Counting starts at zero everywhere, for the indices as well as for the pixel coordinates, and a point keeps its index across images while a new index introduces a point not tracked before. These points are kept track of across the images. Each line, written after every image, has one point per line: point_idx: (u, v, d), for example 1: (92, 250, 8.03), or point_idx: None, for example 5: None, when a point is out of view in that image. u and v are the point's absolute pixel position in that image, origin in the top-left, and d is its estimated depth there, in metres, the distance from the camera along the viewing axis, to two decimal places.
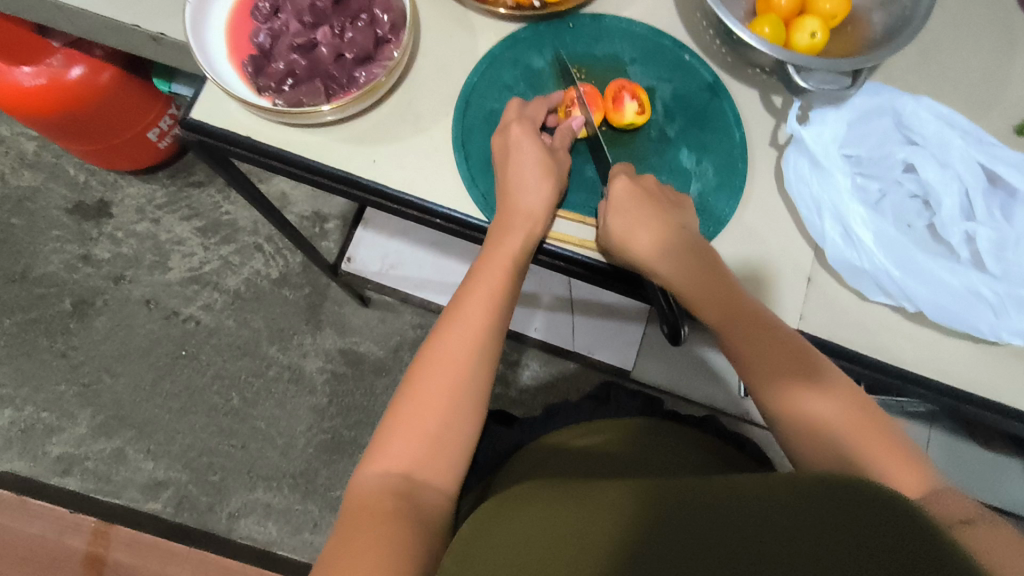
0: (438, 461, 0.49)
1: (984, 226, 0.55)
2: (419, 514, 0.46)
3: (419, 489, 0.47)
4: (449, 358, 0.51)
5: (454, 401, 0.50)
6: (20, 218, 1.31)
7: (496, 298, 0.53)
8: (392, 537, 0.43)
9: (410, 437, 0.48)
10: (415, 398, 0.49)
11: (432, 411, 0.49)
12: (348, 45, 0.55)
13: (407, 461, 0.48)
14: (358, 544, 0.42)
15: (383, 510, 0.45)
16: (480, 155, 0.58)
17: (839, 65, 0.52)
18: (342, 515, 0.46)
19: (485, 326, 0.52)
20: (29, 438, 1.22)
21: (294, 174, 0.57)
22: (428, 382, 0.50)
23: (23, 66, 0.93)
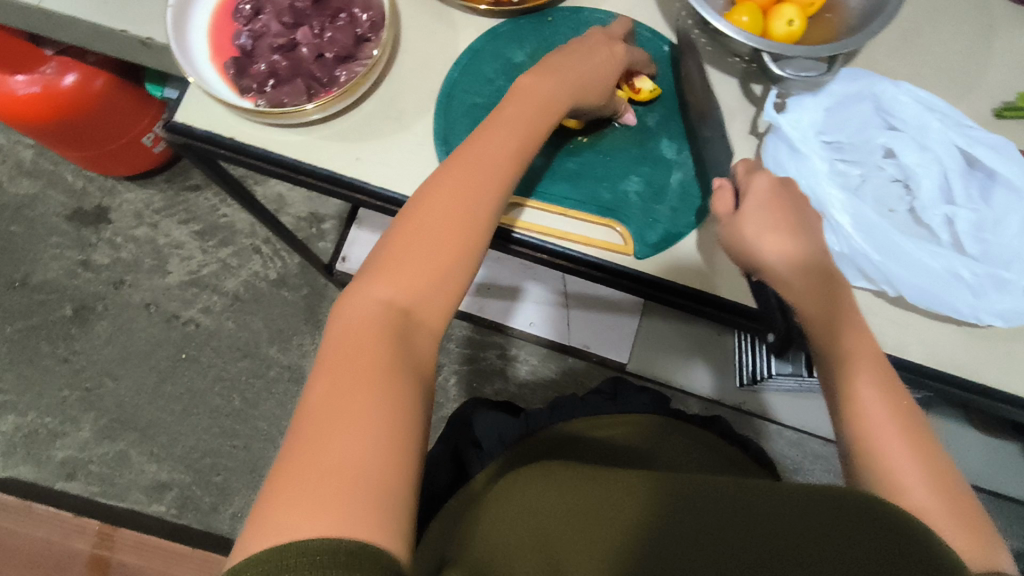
0: (435, 301, 0.44)
1: (964, 209, 0.55)
2: (412, 352, 0.41)
3: (414, 324, 0.42)
4: (462, 201, 0.46)
5: (456, 240, 0.45)
6: (19, 226, 1.32)
7: (514, 155, 0.49)
8: (388, 375, 0.38)
9: (410, 268, 0.43)
10: (420, 232, 0.44)
11: (438, 249, 0.44)
12: (329, 44, 0.56)
13: (406, 294, 0.43)
14: (346, 377, 0.37)
15: (376, 340, 0.40)
16: (462, 149, 0.58)
17: (817, 52, 0.53)
18: (326, 341, 0.40)
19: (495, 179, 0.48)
20: (33, 443, 1.24)
21: (280, 174, 0.58)
22: (432, 216, 0.45)
23: (17, 74, 0.94)
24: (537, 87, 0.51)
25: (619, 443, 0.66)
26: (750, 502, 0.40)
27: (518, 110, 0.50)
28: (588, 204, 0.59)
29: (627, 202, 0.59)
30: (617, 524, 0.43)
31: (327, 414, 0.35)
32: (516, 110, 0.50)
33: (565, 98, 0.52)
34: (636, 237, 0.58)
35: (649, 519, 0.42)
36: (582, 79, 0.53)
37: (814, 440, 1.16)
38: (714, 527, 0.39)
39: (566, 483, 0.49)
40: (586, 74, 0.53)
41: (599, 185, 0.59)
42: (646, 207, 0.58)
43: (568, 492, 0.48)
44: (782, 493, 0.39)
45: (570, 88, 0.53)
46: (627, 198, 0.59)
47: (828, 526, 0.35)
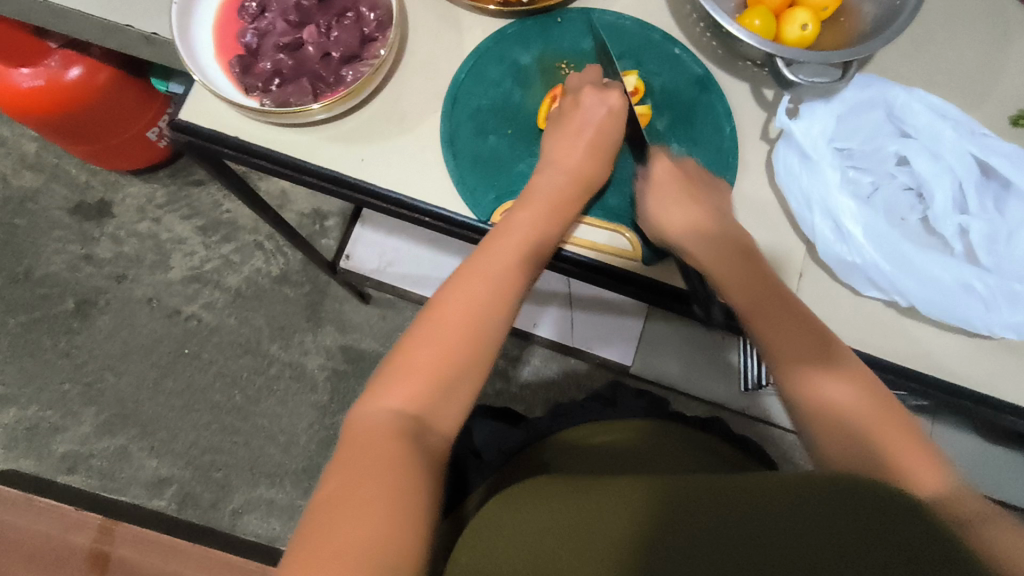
0: (447, 410, 0.47)
1: (977, 219, 0.55)
2: (424, 453, 0.43)
3: (429, 432, 0.45)
4: (472, 301, 0.49)
5: (466, 347, 0.48)
6: (23, 219, 1.31)
7: (528, 254, 0.52)
8: (401, 471, 0.41)
9: (423, 376, 0.46)
10: (433, 334, 0.47)
11: (448, 352, 0.47)
12: (334, 43, 0.55)
13: (417, 400, 0.45)
14: (361, 476, 0.40)
15: (389, 444, 0.42)
16: (468, 153, 0.58)
17: (829, 58, 0.52)
18: (340, 446, 0.43)
19: (507, 283, 0.50)
20: (35, 436, 1.24)
21: (285, 174, 0.57)
22: (443, 323, 0.48)
23: (22, 67, 0.93)
24: (542, 190, 0.54)
25: (618, 448, 0.64)
26: (757, 504, 0.39)
27: (532, 208, 0.53)
28: (594, 209, 0.58)
29: (635, 208, 0.58)
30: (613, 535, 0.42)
31: (338, 510, 0.39)
32: (530, 211, 0.53)
33: (568, 190, 0.55)
34: (643, 242, 0.57)
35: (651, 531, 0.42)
36: (582, 176, 0.55)
37: None
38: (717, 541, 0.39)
39: (560, 500, 0.47)
40: (580, 168, 0.55)
41: (605, 191, 0.59)
42: None
43: (562, 510, 0.46)
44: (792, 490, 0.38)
45: (571, 188, 0.55)
46: (635, 204, 0.58)
47: (848, 521, 0.35)
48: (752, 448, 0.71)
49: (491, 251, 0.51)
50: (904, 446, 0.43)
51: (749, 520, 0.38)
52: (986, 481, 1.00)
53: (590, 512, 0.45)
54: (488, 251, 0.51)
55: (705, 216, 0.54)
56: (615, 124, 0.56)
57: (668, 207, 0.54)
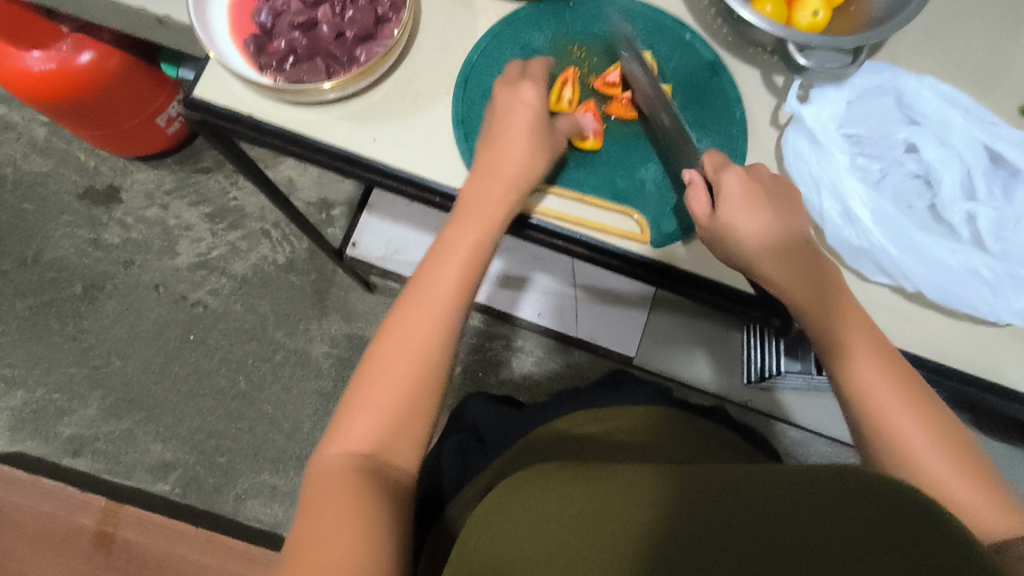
0: (405, 434, 0.47)
1: (985, 206, 0.55)
2: (383, 478, 0.45)
3: (388, 462, 0.46)
4: (425, 316, 0.50)
5: (415, 362, 0.49)
6: (32, 203, 1.32)
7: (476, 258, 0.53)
8: (359, 502, 0.42)
9: (374, 414, 0.47)
10: (386, 359, 0.49)
11: (398, 373, 0.48)
12: (349, 23, 0.56)
13: (370, 431, 0.46)
14: (323, 514, 0.41)
15: (347, 484, 0.43)
16: (480, 132, 0.58)
17: (842, 43, 0.52)
18: (304, 496, 0.44)
19: (454, 302, 0.51)
20: (41, 419, 1.25)
21: (297, 153, 0.58)
22: (393, 357, 0.49)
23: (33, 51, 0.94)
24: (473, 203, 0.53)
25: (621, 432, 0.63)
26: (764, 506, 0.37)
27: (470, 212, 0.53)
28: (604, 191, 0.58)
29: (644, 191, 0.58)
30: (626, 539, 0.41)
31: (308, 546, 0.39)
32: (465, 229, 0.53)
33: (503, 195, 0.53)
34: (651, 226, 0.57)
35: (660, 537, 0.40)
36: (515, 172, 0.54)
37: (818, 440, 1.16)
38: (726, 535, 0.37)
39: (567, 483, 0.46)
40: (513, 172, 0.53)
41: (615, 173, 0.59)
42: (661, 196, 0.58)
43: (568, 495, 0.45)
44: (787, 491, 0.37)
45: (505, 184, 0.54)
46: (644, 187, 0.59)
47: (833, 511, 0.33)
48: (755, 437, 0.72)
49: (438, 272, 0.52)
50: (921, 425, 0.46)
51: (752, 522, 0.37)
52: None
53: (596, 501, 0.44)
54: (433, 275, 0.52)
55: (755, 184, 0.51)
56: (541, 121, 0.55)
57: (724, 180, 0.51)
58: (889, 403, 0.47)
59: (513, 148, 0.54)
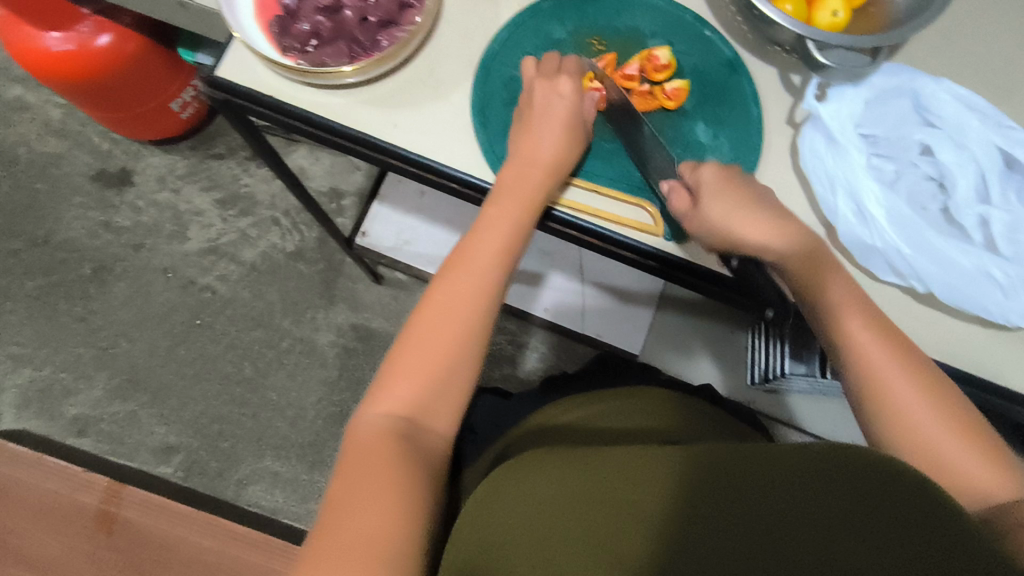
0: (441, 410, 0.49)
1: (998, 210, 0.55)
2: (420, 450, 0.46)
3: (424, 432, 0.48)
4: (460, 298, 0.51)
5: (452, 345, 0.49)
6: (45, 183, 1.33)
7: (508, 247, 0.53)
8: (398, 475, 0.43)
9: (416, 380, 0.48)
10: (420, 337, 0.49)
11: (435, 352, 0.49)
12: (373, 8, 0.57)
13: (409, 404, 0.48)
14: (362, 479, 0.42)
15: (390, 450, 0.44)
16: (498, 122, 0.59)
17: (860, 42, 0.52)
18: (341, 454, 0.45)
19: (489, 281, 0.52)
20: (47, 398, 1.26)
21: (316, 135, 0.58)
22: (431, 331, 0.50)
23: (52, 31, 0.96)
24: (511, 188, 0.54)
25: (630, 417, 0.63)
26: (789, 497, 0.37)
27: (506, 201, 0.54)
28: (620, 183, 0.58)
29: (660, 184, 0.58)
30: (646, 510, 0.41)
31: (347, 511, 0.40)
32: (502, 209, 0.54)
33: (543, 181, 0.54)
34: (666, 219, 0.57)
35: (679, 505, 0.40)
36: (553, 165, 0.55)
37: None
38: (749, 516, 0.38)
39: (566, 467, 0.45)
40: (550, 159, 0.55)
41: (632, 166, 0.59)
42: None
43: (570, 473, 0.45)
44: (826, 480, 0.37)
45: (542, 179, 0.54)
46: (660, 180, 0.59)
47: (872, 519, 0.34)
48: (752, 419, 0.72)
49: (472, 254, 0.53)
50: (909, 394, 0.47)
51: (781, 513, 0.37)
52: None
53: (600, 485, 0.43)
54: (469, 254, 0.53)
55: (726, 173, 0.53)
56: (579, 119, 0.56)
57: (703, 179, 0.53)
58: (894, 383, 0.47)
59: (550, 132, 0.55)
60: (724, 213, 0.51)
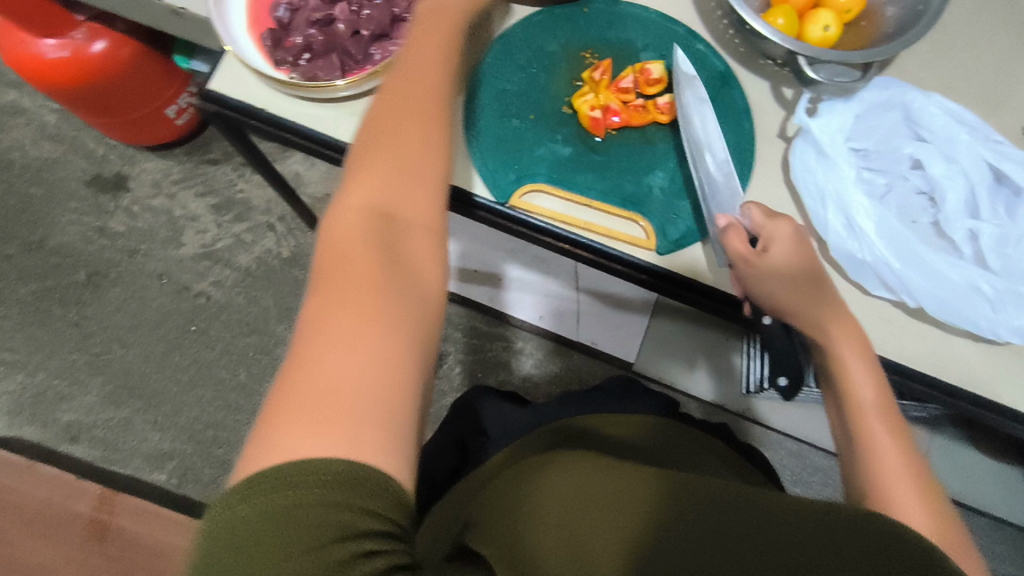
0: (418, 198, 0.43)
1: (987, 224, 0.56)
2: (399, 240, 0.40)
3: (401, 224, 0.41)
4: (417, 105, 0.45)
5: (420, 144, 0.44)
6: (39, 188, 1.33)
7: (447, 52, 0.49)
8: (378, 283, 0.36)
9: (380, 185, 0.42)
10: (384, 145, 0.43)
11: (404, 151, 0.43)
12: (365, 20, 0.56)
13: (379, 202, 0.41)
14: (337, 295, 0.35)
15: (366, 248, 0.38)
16: (489, 134, 0.59)
17: (850, 58, 0.53)
18: (311, 277, 0.38)
19: (442, 87, 0.47)
20: (40, 404, 1.25)
21: (308, 147, 0.58)
22: (395, 134, 0.44)
23: (48, 38, 0.95)
24: (432, 12, 0.51)
25: (628, 441, 0.64)
26: (769, 520, 0.37)
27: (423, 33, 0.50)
28: (612, 197, 0.58)
29: (652, 197, 0.58)
30: (631, 509, 0.40)
31: (324, 339, 0.33)
32: (427, 28, 0.50)
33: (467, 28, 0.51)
34: (657, 232, 0.57)
35: (663, 507, 0.40)
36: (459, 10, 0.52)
37: (815, 453, 1.16)
38: (724, 534, 0.37)
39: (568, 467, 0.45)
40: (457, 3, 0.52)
41: (624, 179, 0.59)
42: (668, 203, 0.58)
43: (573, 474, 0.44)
44: (808, 512, 0.37)
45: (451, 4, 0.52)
46: (652, 193, 0.59)
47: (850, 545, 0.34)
48: (757, 459, 0.72)
49: (418, 63, 0.47)
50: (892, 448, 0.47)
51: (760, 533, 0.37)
52: (970, 489, 1.04)
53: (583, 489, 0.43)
54: (416, 64, 0.47)
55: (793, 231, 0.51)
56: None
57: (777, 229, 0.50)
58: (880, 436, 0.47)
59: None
60: (784, 271, 0.49)
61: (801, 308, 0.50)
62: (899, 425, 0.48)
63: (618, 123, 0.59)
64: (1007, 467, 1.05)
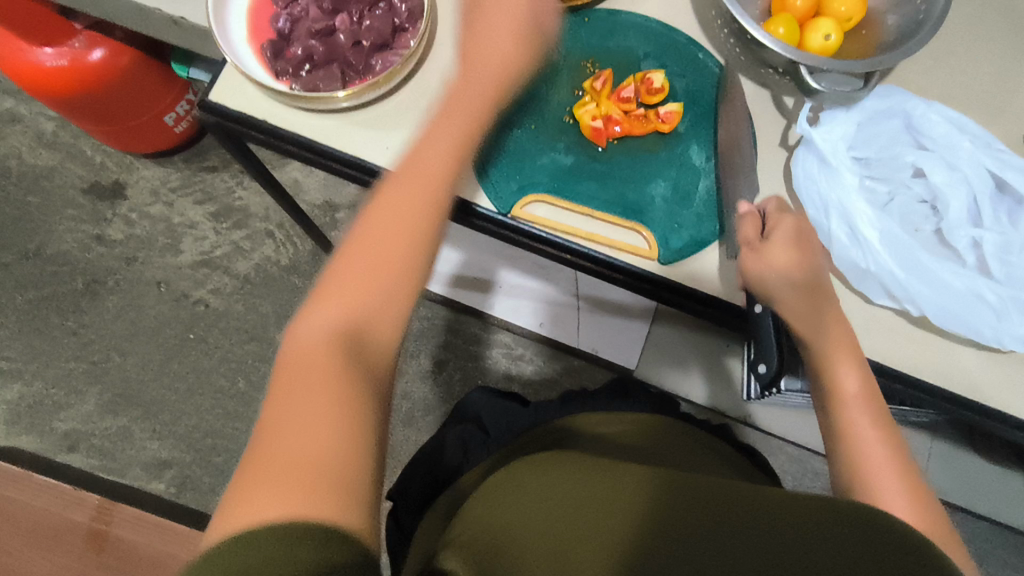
0: (390, 306, 0.42)
1: (990, 232, 0.56)
2: (364, 357, 0.40)
3: (369, 335, 0.41)
4: (407, 202, 0.44)
5: (403, 248, 0.43)
6: (36, 196, 1.33)
7: (462, 133, 0.47)
8: (339, 396, 0.37)
9: (358, 287, 0.41)
10: (366, 242, 0.43)
11: (386, 253, 0.43)
12: (366, 31, 0.57)
13: (352, 304, 0.41)
14: (297, 403, 0.36)
15: (327, 364, 0.38)
16: (491, 143, 0.59)
17: (851, 67, 0.53)
18: (277, 370, 0.39)
19: (442, 177, 0.46)
20: (38, 413, 1.25)
21: (309, 158, 0.58)
22: (381, 230, 0.43)
23: (46, 47, 0.95)
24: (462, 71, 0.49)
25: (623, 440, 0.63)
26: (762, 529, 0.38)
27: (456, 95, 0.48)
28: (614, 207, 0.58)
29: (654, 207, 0.58)
30: (626, 518, 0.41)
31: (280, 441, 0.35)
32: (449, 101, 0.48)
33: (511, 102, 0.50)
34: (661, 242, 0.57)
35: (658, 511, 0.41)
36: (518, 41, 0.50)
37: (815, 458, 1.16)
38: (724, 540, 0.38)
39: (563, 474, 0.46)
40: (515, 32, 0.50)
41: (626, 188, 0.59)
42: (671, 212, 0.58)
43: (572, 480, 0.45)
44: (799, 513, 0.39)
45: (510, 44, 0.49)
46: (654, 202, 0.58)
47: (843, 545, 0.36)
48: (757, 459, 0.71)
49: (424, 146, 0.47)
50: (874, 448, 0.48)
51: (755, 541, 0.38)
52: (971, 494, 1.05)
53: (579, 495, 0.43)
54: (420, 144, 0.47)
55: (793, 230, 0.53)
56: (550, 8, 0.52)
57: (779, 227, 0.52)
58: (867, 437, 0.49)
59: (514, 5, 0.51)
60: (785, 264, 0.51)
61: (794, 309, 0.52)
62: (884, 427, 0.49)
63: (620, 132, 0.59)
64: (1008, 472, 1.05)
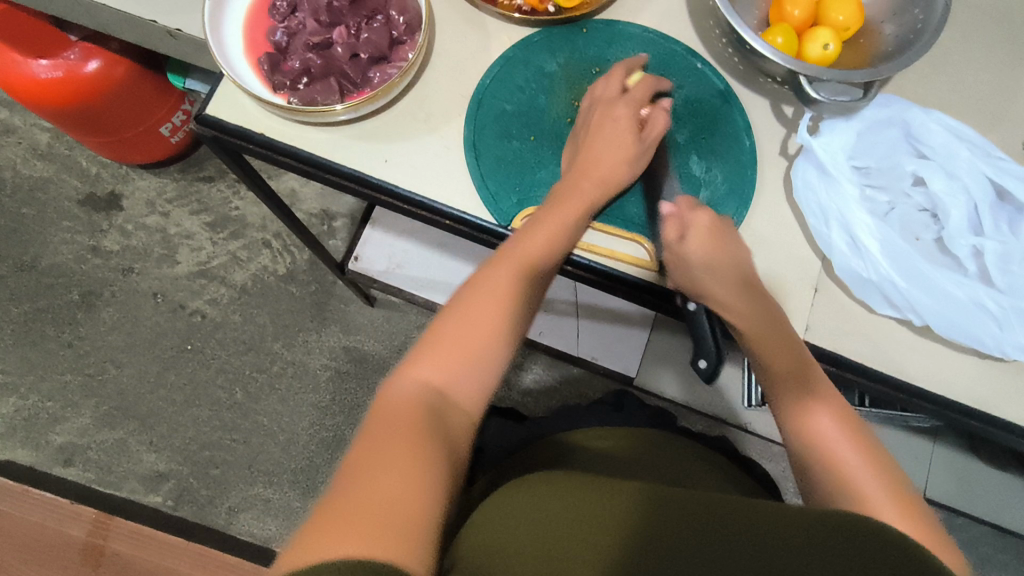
0: (473, 388, 0.45)
1: (991, 240, 0.55)
2: (448, 432, 0.42)
3: (451, 407, 0.43)
4: (496, 287, 0.48)
5: (491, 328, 0.47)
6: (31, 208, 1.32)
7: (552, 242, 0.51)
8: (427, 450, 0.38)
9: (450, 360, 0.45)
10: (455, 320, 0.46)
11: (476, 331, 0.46)
12: (364, 44, 0.57)
13: (443, 377, 0.44)
14: (387, 443, 0.38)
15: (418, 421, 0.40)
16: (489, 155, 0.58)
17: (850, 77, 0.53)
18: (369, 416, 0.41)
19: (530, 272, 0.50)
20: (33, 426, 1.23)
21: (307, 171, 0.58)
22: (471, 312, 0.47)
23: (40, 59, 0.94)
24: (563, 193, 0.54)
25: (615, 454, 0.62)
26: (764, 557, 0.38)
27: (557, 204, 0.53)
28: (614, 217, 0.58)
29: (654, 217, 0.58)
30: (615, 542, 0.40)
31: (366, 473, 0.36)
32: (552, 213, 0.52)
33: (594, 192, 0.54)
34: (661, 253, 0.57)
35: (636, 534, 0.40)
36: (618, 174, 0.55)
37: None
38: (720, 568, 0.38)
39: (551, 493, 0.46)
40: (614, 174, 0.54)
41: (626, 199, 0.58)
42: None
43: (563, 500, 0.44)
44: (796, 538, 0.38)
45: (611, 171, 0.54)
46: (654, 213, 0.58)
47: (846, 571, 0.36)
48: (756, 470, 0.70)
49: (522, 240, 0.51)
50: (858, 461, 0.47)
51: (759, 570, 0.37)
52: (972, 499, 1.04)
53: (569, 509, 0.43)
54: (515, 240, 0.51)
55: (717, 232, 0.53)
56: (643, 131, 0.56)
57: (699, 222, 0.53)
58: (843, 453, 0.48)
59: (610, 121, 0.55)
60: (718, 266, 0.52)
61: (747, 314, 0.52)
62: (867, 449, 0.48)
63: None
64: (1009, 476, 1.05)
